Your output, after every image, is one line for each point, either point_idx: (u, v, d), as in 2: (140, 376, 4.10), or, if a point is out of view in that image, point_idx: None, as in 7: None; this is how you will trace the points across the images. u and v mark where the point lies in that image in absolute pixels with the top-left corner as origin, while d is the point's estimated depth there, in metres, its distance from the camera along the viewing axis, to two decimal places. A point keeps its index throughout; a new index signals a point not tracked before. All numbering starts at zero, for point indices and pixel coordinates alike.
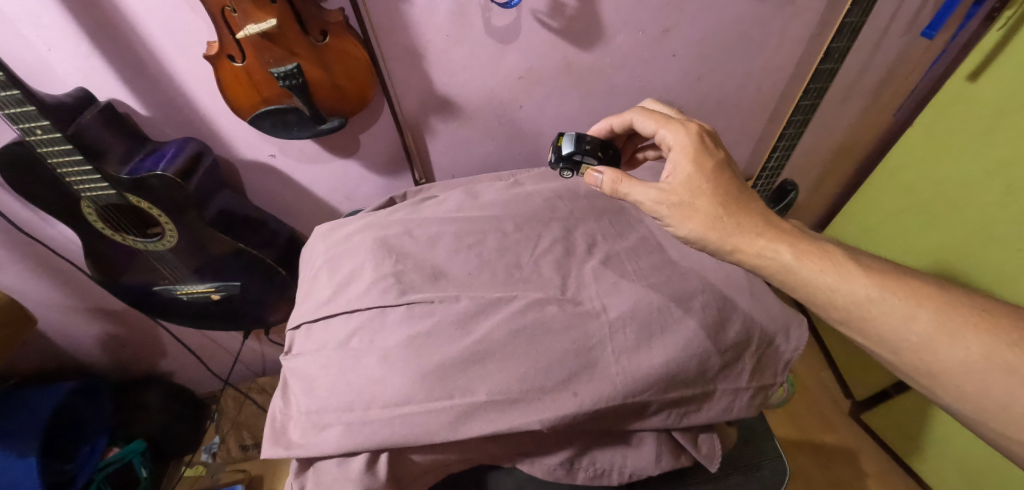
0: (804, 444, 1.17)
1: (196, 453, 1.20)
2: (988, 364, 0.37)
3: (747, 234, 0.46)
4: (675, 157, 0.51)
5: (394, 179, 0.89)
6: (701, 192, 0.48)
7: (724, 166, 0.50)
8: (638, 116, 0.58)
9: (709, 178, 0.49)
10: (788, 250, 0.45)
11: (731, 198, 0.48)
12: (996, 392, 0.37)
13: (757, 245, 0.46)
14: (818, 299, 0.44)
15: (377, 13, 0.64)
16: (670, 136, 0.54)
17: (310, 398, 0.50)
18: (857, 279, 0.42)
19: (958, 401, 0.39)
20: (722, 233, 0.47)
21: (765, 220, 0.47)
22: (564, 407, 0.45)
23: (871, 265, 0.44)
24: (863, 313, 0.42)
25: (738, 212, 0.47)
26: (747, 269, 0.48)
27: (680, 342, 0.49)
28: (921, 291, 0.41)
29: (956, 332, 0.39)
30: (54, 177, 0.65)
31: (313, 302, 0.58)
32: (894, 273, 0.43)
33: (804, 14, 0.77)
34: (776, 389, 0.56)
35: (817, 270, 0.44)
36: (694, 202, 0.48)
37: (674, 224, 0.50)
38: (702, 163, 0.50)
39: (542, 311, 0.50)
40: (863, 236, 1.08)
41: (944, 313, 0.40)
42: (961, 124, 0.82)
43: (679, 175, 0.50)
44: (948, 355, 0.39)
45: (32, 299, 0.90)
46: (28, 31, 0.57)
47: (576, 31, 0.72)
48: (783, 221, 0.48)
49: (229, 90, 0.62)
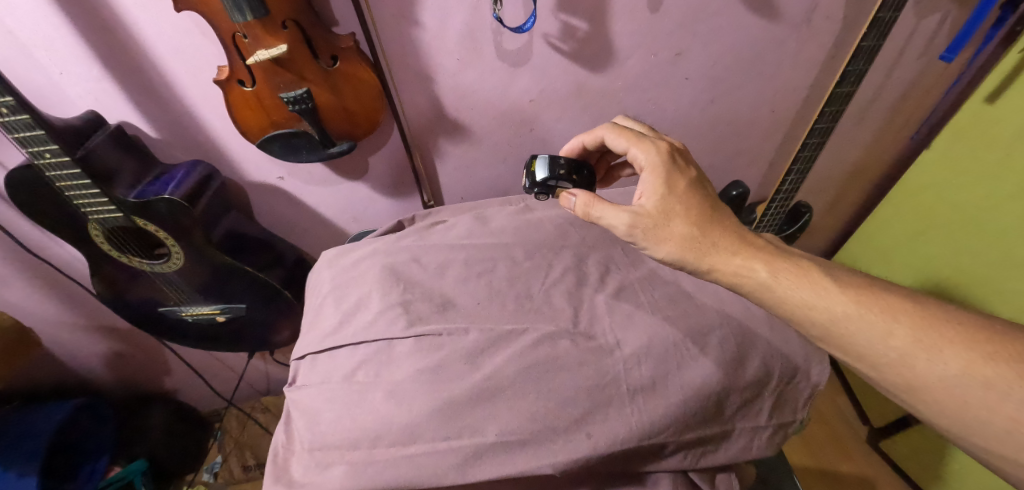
0: (822, 474, 1.13)
1: (197, 473, 1.19)
2: (966, 379, 0.35)
3: (722, 251, 0.45)
4: (647, 178, 0.50)
5: (404, 201, 0.88)
6: (675, 213, 0.47)
7: (696, 187, 0.49)
8: (608, 133, 0.57)
9: (683, 200, 0.48)
10: (763, 267, 0.43)
11: (704, 217, 0.47)
12: (975, 408, 0.34)
13: (733, 264, 0.44)
14: (795, 316, 0.42)
15: (388, 37, 0.64)
16: (641, 156, 0.53)
17: (312, 433, 0.48)
18: (833, 295, 0.40)
19: (940, 418, 0.37)
20: (698, 253, 0.45)
21: (740, 237, 0.46)
22: (577, 450, 0.43)
23: (846, 279, 0.42)
24: (840, 330, 0.40)
25: (712, 231, 0.46)
26: (725, 288, 0.46)
27: (698, 380, 0.47)
28: (897, 305, 0.39)
29: (933, 347, 0.37)
30: (63, 199, 0.65)
31: (319, 332, 0.56)
32: (870, 287, 0.41)
33: (819, 36, 0.76)
34: (795, 427, 0.53)
35: (792, 287, 0.42)
36: (670, 223, 0.47)
37: (650, 247, 0.48)
38: (674, 184, 0.49)
39: (554, 346, 0.49)
40: (878, 259, 1.06)
41: (921, 328, 0.38)
42: (980, 146, 0.80)
43: (652, 197, 0.49)
44: (926, 370, 0.36)
45: (39, 317, 0.89)
46: (41, 56, 0.57)
47: (588, 54, 0.72)
48: (759, 238, 0.47)
49: (238, 114, 0.62)
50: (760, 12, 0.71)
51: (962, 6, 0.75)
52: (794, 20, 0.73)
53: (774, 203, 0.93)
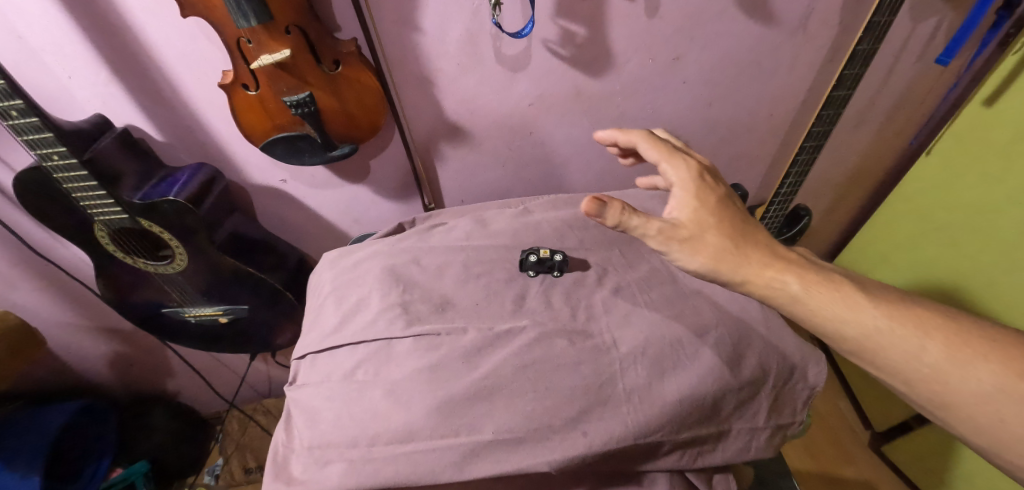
0: (824, 479, 1.12)
1: (199, 475, 1.21)
2: (1001, 394, 0.36)
3: (756, 264, 0.43)
4: (677, 193, 0.47)
5: (404, 203, 0.89)
6: (708, 225, 0.44)
7: (727, 202, 0.47)
8: (642, 141, 0.52)
9: (716, 213, 0.45)
10: (797, 281, 0.42)
11: (738, 231, 0.45)
12: (1010, 424, 0.36)
13: (768, 277, 0.43)
14: (829, 331, 0.41)
15: (390, 43, 0.65)
16: (671, 171, 0.49)
17: (312, 432, 0.49)
18: (867, 310, 0.40)
19: (973, 433, 0.38)
20: (734, 266, 0.43)
21: (772, 252, 0.44)
22: (573, 448, 0.43)
23: (875, 292, 0.42)
24: (873, 342, 0.40)
25: (745, 244, 0.44)
26: (756, 302, 0.44)
27: (695, 379, 0.48)
28: (929, 321, 0.40)
29: (967, 364, 0.38)
30: (69, 201, 0.66)
31: (319, 332, 0.57)
32: (903, 303, 0.41)
33: (815, 41, 0.77)
34: (793, 428, 0.53)
35: (827, 302, 0.41)
36: (703, 236, 0.44)
37: (680, 260, 0.44)
38: (706, 198, 0.46)
39: (551, 345, 0.49)
40: (877, 263, 1.06)
41: (954, 344, 0.39)
42: (980, 149, 0.80)
43: (685, 210, 0.45)
44: (961, 386, 0.38)
45: (44, 318, 0.90)
46: (50, 61, 0.58)
47: (586, 59, 0.73)
48: (788, 251, 0.46)
49: (242, 117, 0.63)
50: (756, 16, 0.72)
51: (958, 10, 0.75)
52: (790, 25, 0.74)
53: (772, 206, 0.94)
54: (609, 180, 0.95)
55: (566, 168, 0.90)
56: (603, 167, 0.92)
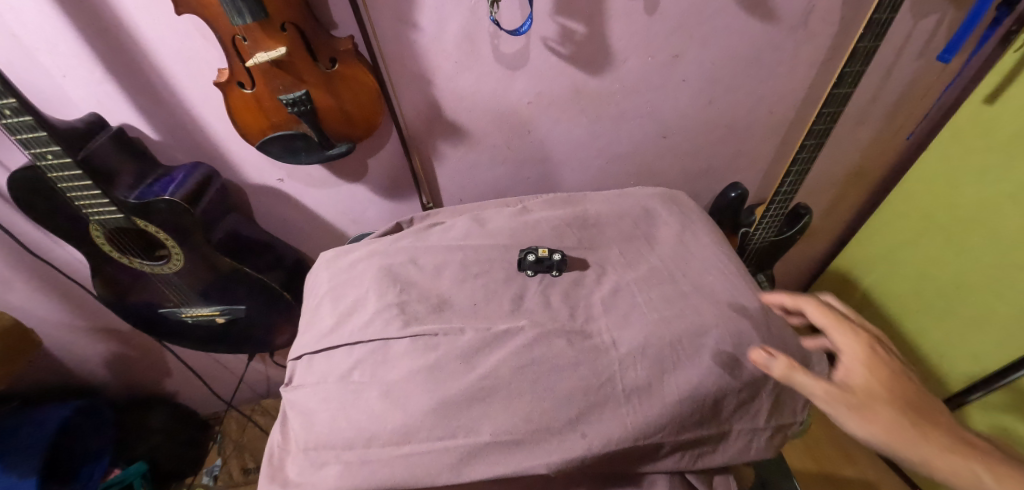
0: (825, 478, 1.12)
1: (197, 476, 1.19)
2: None
3: (929, 442, 0.41)
4: (850, 360, 0.46)
5: (402, 203, 0.89)
6: (881, 397, 0.43)
7: (901, 375, 0.45)
8: (811, 306, 0.51)
9: (888, 384, 0.44)
10: (923, 441, 0.40)
11: (912, 407, 0.43)
12: None
13: (954, 464, 0.40)
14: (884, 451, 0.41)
15: (386, 40, 0.64)
16: (840, 339, 0.48)
17: (308, 433, 0.48)
18: (915, 434, 0.41)
19: None
20: (904, 443, 0.40)
21: (932, 423, 0.42)
22: (572, 450, 0.43)
23: (986, 455, 0.40)
24: None
25: (923, 422, 0.42)
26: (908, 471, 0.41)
27: (694, 380, 0.47)
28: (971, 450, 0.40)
29: None
30: (64, 200, 0.65)
31: (315, 333, 0.56)
32: (944, 428, 0.42)
33: (816, 38, 0.76)
34: (794, 429, 0.52)
35: (918, 454, 0.40)
36: (876, 405, 0.42)
37: (848, 428, 0.42)
38: (880, 371, 0.45)
39: (549, 346, 0.49)
40: (878, 261, 1.05)
41: (999, 475, 0.39)
42: (982, 148, 0.79)
43: (857, 378, 0.44)
44: None
45: (40, 319, 0.90)
46: (44, 58, 0.58)
47: (585, 57, 0.72)
48: (937, 414, 0.43)
49: (238, 116, 0.62)
50: (757, 14, 0.71)
51: (959, 7, 0.74)
52: (791, 22, 0.73)
53: (773, 205, 0.93)
54: (608, 179, 0.94)
55: (564, 168, 0.90)
56: (603, 166, 0.91)
